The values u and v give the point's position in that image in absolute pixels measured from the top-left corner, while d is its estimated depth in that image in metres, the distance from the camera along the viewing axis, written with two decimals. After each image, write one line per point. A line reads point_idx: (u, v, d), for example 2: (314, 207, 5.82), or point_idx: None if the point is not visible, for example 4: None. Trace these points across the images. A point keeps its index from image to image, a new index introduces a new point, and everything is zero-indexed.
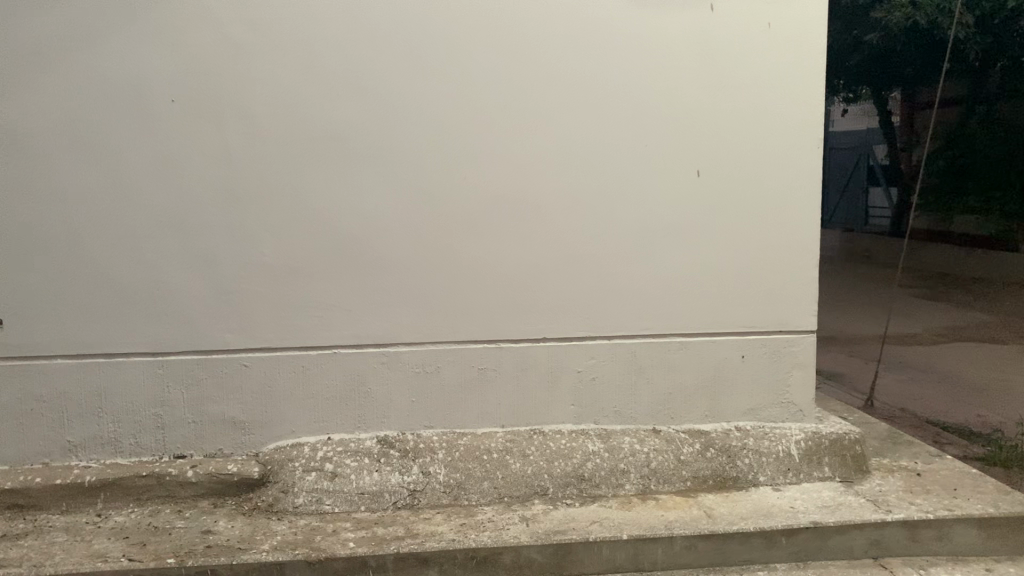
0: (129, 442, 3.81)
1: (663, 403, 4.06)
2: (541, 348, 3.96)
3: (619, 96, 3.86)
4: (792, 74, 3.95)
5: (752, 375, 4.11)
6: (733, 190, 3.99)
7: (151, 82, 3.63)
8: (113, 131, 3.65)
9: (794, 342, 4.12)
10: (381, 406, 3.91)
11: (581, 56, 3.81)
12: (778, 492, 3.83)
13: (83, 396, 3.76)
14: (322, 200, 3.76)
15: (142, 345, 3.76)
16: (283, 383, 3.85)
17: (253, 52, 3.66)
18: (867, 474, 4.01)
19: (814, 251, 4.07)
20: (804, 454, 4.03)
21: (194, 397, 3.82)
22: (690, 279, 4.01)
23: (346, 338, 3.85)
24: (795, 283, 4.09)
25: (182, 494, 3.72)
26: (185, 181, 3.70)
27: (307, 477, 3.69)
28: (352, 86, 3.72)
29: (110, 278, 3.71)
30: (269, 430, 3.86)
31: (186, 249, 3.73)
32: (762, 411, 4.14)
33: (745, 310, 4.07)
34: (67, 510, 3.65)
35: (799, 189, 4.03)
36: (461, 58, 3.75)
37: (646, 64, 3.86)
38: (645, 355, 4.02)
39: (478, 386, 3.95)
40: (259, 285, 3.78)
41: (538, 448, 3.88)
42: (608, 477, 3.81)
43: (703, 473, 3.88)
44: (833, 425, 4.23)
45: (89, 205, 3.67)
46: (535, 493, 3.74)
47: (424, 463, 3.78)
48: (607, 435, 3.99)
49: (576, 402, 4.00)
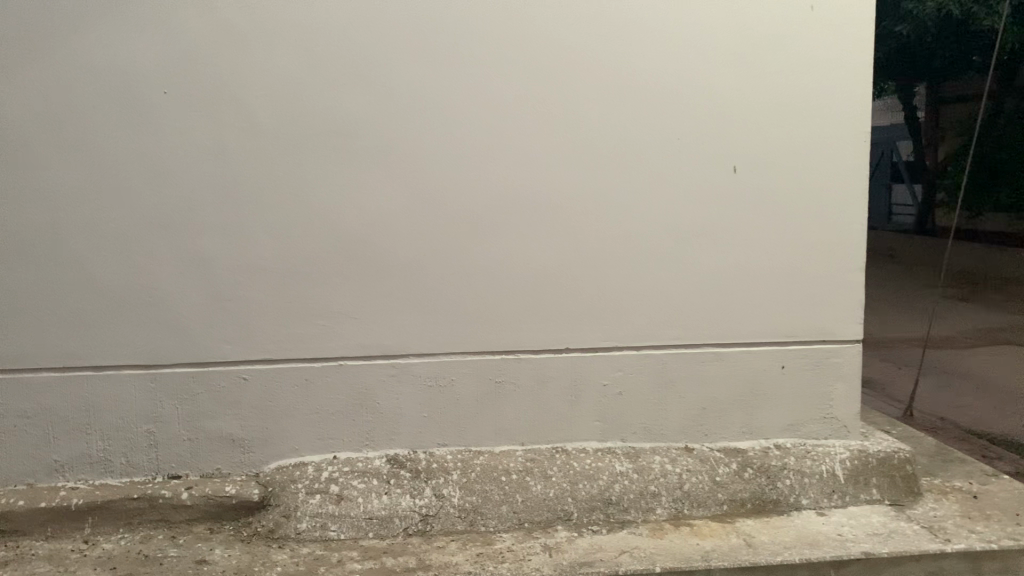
0: (119, 461, 3.54)
1: (695, 419, 3.75)
2: (563, 359, 3.66)
3: (649, 84, 3.55)
4: (836, 61, 3.63)
5: (792, 388, 3.80)
6: (772, 190, 3.67)
7: (140, 71, 3.35)
8: (100, 125, 3.37)
9: (837, 353, 3.79)
10: (390, 422, 3.62)
11: (607, 43, 3.51)
12: (823, 517, 3.51)
13: (70, 411, 3.49)
14: (326, 199, 3.47)
15: (133, 357, 3.48)
16: (285, 398, 3.57)
17: (250, 42, 3.38)
18: (919, 496, 3.68)
19: (859, 255, 3.75)
20: (849, 474, 3.70)
21: (189, 412, 3.54)
22: (726, 284, 3.70)
23: (353, 349, 3.56)
24: (840, 289, 3.76)
25: (176, 518, 3.44)
26: (178, 179, 3.42)
27: (311, 501, 3.40)
28: (358, 76, 3.43)
29: (98, 283, 3.44)
30: (270, 448, 3.58)
31: (180, 252, 3.45)
32: (803, 427, 3.82)
33: (784, 317, 3.75)
34: (52, 536, 3.37)
35: (844, 185, 3.70)
36: (476, 46, 3.45)
37: (678, 50, 3.54)
38: (675, 368, 3.71)
39: (495, 401, 3.66)
40: (258, 291, 3.50)
41: (560, 468, 3.58)
42: (636, 500, 3.50)
43: (740, 496, 3.56)
44: (880, 442, 3.90)
45: (76, 206, 3.39)
46: (559, 518, 3.43)
47: (437, 485, 3.48)
48: (635, 454, 3.69)
49: (601, 418, 3.71)
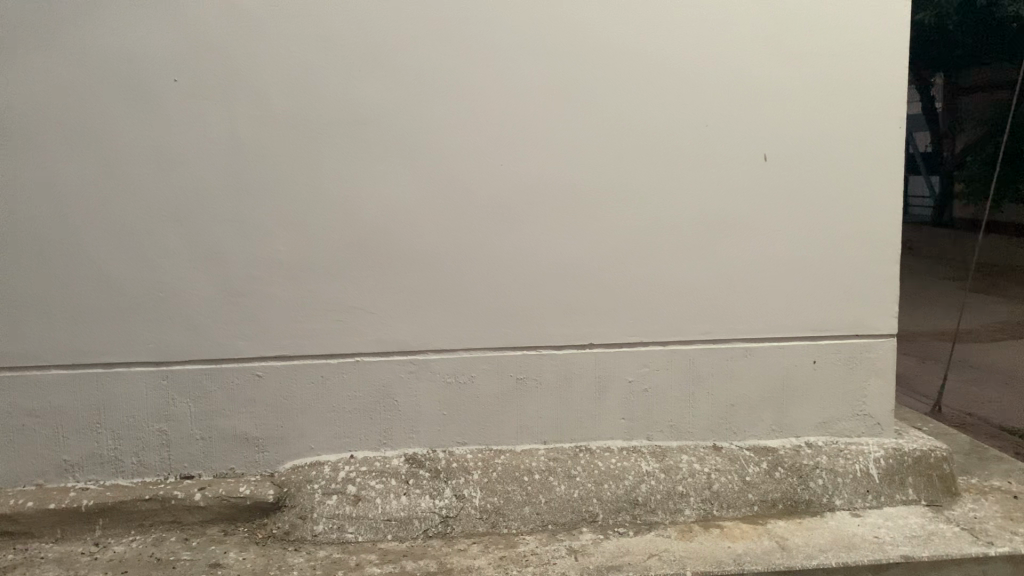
0: (130, 462, 3.44)
1: (724, 417, 3.64)
2: (587, 355, 3.54)
3: (675, 69, 3.42)
4: (871, 43, 3.49)
5: (824, 385, 3.67)
6: (805, 178, 3.54)
7: (149, 58, 3.24)
8: (109, 113, 3.26)
9: (871, 347, 3.67)
10: (409, 420, 3.51)
11: (633, 26, 3.37)
12: (859, 518, 3.38)
13: (80, 410, 3.39)
14: (341, 190, 3.36)
15: (144, 354, 3.38)
16: (301, 396, 3.46)
17: (262, 27, 3.26)
18: (957, 496, 3.55)
19: (894, 245, 3.62)
20: (884, 473, 3.57)
21: (202, 411, 3.44)
22: (755, 276, 3.57)
23: (370, 345, 3.45)
24: (873, 281, 3.63)
25: (189, 520, 3.34)
26: (190, 170, 3.31)
27: (327, 502, 3.29)
28: (375, 62, 3.31)
29: (108, 278, 3.33)
30: (286, 448, 3.48)
31: (190, 244, 3.34)
32: (835, 424, 3.70)
33: (815, 311, 3.62)
34: (62, 538, 3.27)
35: (879, 173, 3.57)
36: (497, 32, 3.32)
37: (708, 33, 3.40)
38: (704, 364, 3.59)
39: (517, 398, 3.54)
40: (272, 284, 3.39)
41: (585, 468, 3.46)
42: (664, 501, 3.38)
43: (772, 496, 3.44)
44: (914, 440, 3.77)
45: (83, 197, 3.28)
46: (584, 520, 3.31)
47: (457, 485, 3.36)
48: (662, 453, 3.57)
49: (627, 415, 3.59)
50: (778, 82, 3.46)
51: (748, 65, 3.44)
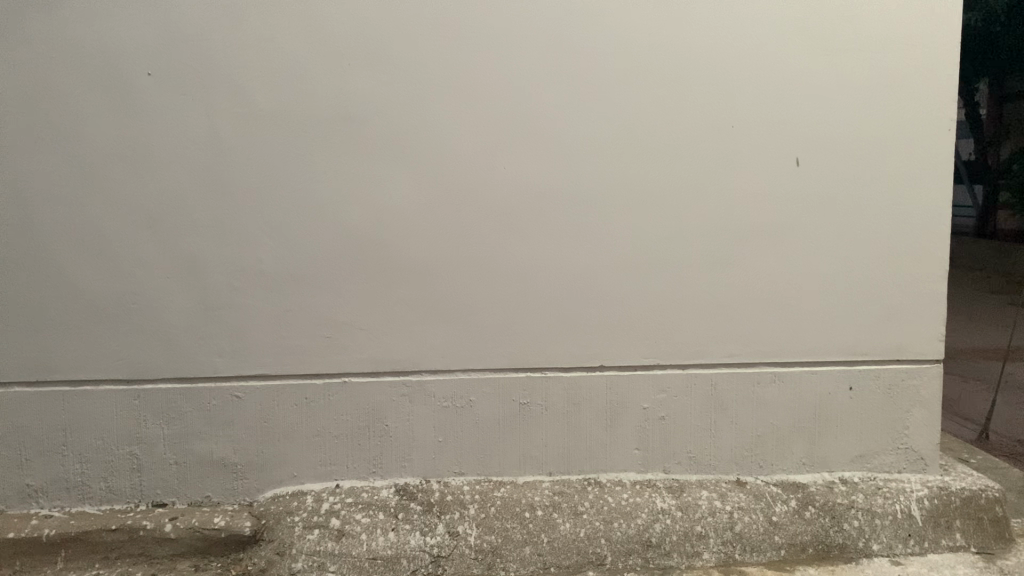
0: (99, 487, 3.18)
1: (750, 449, 3.29)
2: (598, 378, 3.21)
3: (700, 65, 3.08)
4: (918, 36, 3.14)
5: (862, 415, 3.31)
6: (843, 186, 3.18)
7: (123, 50, 2.97)
8: (79, 109, 2.99)
9: (915, 374, 3.30)
10: (401, 446, 3.21)
11: (652, 17, 3.05)
12: (899, 567, 3.03)
13: (45, 430, 3.12)
14: (329, 196, 3.06)
15: (116, 371, 3.11)
16: (284, 420, 3.17)
17: (249, 16, 2.97)
18: (1010, 543, 3.18)
19: (942, 260, 3.25)
20: (929, 515, 3.20)
21: (176, 433, 3.16)
22: (785, 293, 3.22)
23: (360, 364, 3.15)
24: (919, 300, 3.26)
25: (159, 553, 3.06)
26: (166, 171, 3.03)
27: (308, 537, 2.99)
28: (366, 55, 3.01)
29: (77, 287, 3.06)
30: (266, 475, 3.20)
31: (166, 252, 3.06)
32: (873, 458, 3.34)
33: (854, 333, 3.26)
34: (20, 571, 3.00)
35: (925, 182, 3.21)
36: (501, 22, 3.01)
37: (736, 26, 3.07)
38: (727, 391, 3.25)
39: (521, 425, 3.22)
40: (253, 297, 3.10)
41: (593, 503, 3.12)
42: (681, 543, 3.05)
43: (801, 539, 3.09)
44: (962, 477, 3.39)
45: (50, 199, 3.02)
46: (590, 563, 2.99)
47: (452, 520, 3.05)
48: (679, 488, 3.22)
49: (642, 446, 3.26)
50: (814, 80, 3.12)
51: (781, 60, 3.10)
